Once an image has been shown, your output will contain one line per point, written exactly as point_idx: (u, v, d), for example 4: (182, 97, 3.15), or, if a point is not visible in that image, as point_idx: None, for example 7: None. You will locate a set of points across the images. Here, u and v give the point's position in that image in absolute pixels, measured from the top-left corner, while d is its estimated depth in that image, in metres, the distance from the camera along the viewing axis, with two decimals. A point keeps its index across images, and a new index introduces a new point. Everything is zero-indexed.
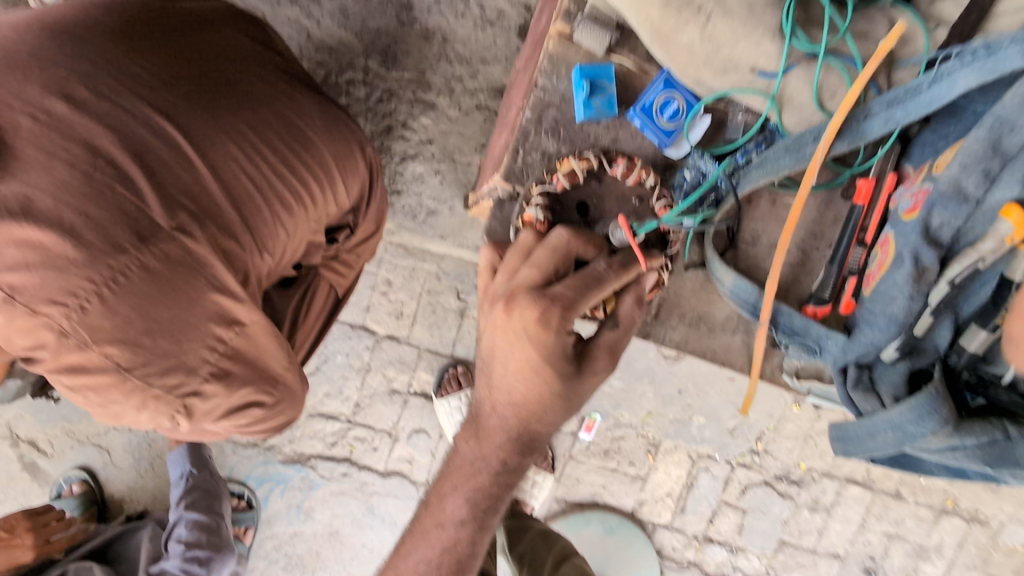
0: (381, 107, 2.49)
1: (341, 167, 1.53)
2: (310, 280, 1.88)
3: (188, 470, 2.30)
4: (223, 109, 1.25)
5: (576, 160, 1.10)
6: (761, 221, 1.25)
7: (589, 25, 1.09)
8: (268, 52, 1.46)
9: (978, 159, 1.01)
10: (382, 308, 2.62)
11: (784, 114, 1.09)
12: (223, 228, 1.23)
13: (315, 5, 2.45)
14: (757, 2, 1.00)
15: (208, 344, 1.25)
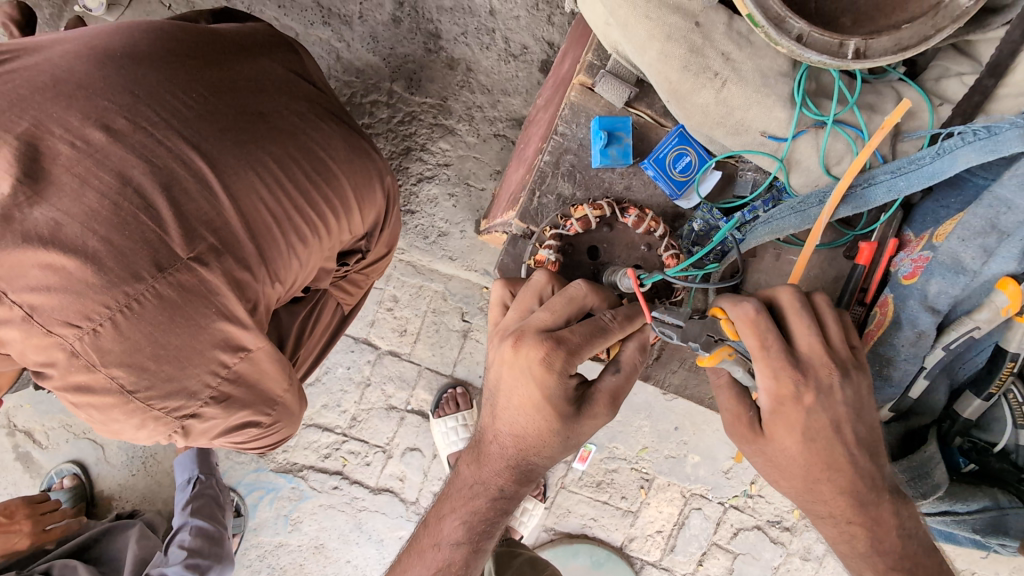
0: (402, 129, 2.56)
1: (356, 199, 1.58)
2: (317, 298, 1.92)
3: (195, 476, 2.30)
4: (250, 141, 1.31)
5: (590, 208, 1.12)
6: (765, 274, 1.29)
7: (612, 80, 1.14)
8: (299, 81, 1.52)
9: (977, 233, 1.08)
10: (386, 323, 2.65)
11: (792, 176, 1.14)
12: (238, 258, 1.28)
13: (347, 28, 2.55)
14: (770, 73, 1.05)
15: (212, 368, 1.28)
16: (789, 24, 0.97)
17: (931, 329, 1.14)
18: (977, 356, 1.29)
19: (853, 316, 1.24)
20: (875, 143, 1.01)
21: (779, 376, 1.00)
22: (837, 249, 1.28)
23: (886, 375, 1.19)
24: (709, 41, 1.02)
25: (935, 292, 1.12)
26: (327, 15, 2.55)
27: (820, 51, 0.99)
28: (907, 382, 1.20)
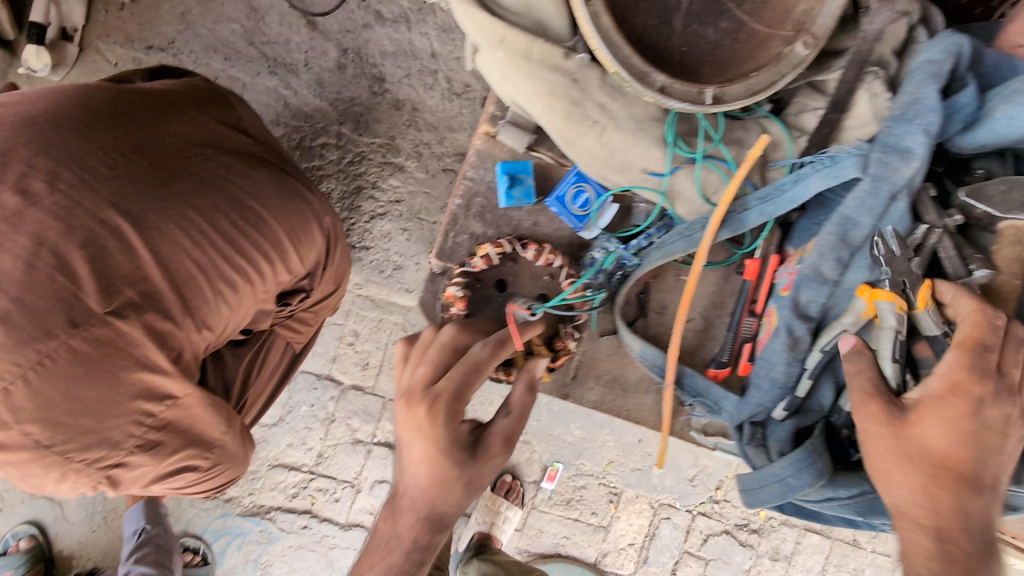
0: (352, 168, 2.66)
1: (293, 241, 1.64)
2: (264, 338, 2.00)
3: (143, 527, 2.30)
4: (173, 197, 1.40)
5: (493, 246, 1.24)
6: (667, 293, 1.42)
7: (511, 128, 1.28)
8: (232, 133, 1.62)
9: (831, 249, 1.18)
10: (348, 358, 2.70)
11: (677, 206, 1.27)
12: (160, 309, 1.36)
13: (293, 76, 2.66)
14: (644, 118, 1.19)
15: (136, 418, 1.38)
16: (653, 77, 1.11)
17: (806, 334, 1.25)
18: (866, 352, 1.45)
19: (748, 327, 1.39)
20: (742, 174, 1.15)
21: (964, 366, 0.99)
22: (729, 266, 1.42)
23: (772, 378, 1.27)
24: (587, 95, 1.16)
25: (807, 301, 1.24)
26: (273, 64, 2.66)
27: (682, 99, 1.13)
28: (791, 382, 1.28)
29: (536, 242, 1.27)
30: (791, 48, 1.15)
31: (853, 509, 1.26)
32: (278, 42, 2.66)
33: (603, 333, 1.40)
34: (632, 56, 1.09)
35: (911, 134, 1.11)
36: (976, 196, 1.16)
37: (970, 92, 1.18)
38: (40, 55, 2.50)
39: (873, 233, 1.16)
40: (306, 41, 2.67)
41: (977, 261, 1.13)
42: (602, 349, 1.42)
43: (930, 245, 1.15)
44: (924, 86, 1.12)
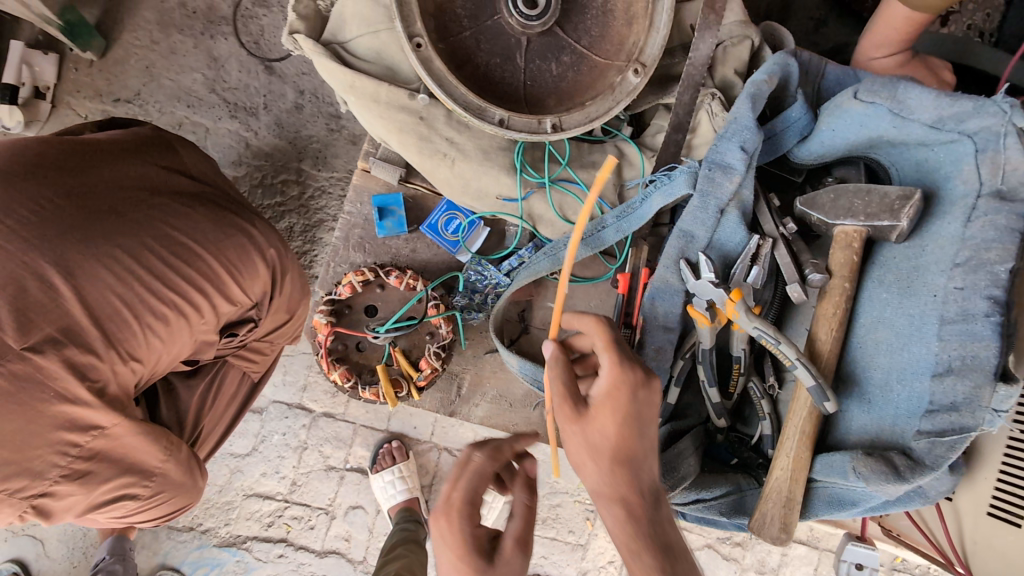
0: (312, 204, 2.67)
1: (231, 272, 1.63)
2: (216, 370, 1.93)
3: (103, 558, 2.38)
4: (98, 237, 1.41)
5: (352, 275, 1.36)
6: (550, 309, 1.48)
7: (382, 163, 1.37)
8: (172, 174, 1.63)
9: (670, 261, 1.24)
10: (319, 386, 2.62)
11: (540, 228, 1.36)
12: (82, 345, 1.38)
13: (252, 117, 2.68)
14: (491, 149, 1.29)
15: (60, 449, 1.38)
16: (490, 112, 1.21)
17: (666, 344, 1.29)
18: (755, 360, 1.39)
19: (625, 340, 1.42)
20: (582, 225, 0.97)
21: (620, 373, 1.06)
22: (607, 282, 1.49)
23: None
24: (433, 130, 1.27)
25: (663, 312, 1.28)
26: (232, 109, 2.68)
27: (520, 129, 1.22)
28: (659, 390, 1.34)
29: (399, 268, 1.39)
30: (624, 76, 1.23)
31: (721, 510, 1.28)
32: (238, 87, 2.68)
33: (488, 350, 1.46)
34: (468, 94, 1.20)
35: (731, 151, 1.17)
36: (809, 205, 1.24)
37: (799, 108, 1.26)
38: (11, 113, 2.51)
39: (710, 244, 1.23)
40: (265, 85, 2.68)
41: (812, 266, 1.19)
42: (487, 365, 1.47)
43: (764, 254, 1.20)
44: (742, 106, 1.18)
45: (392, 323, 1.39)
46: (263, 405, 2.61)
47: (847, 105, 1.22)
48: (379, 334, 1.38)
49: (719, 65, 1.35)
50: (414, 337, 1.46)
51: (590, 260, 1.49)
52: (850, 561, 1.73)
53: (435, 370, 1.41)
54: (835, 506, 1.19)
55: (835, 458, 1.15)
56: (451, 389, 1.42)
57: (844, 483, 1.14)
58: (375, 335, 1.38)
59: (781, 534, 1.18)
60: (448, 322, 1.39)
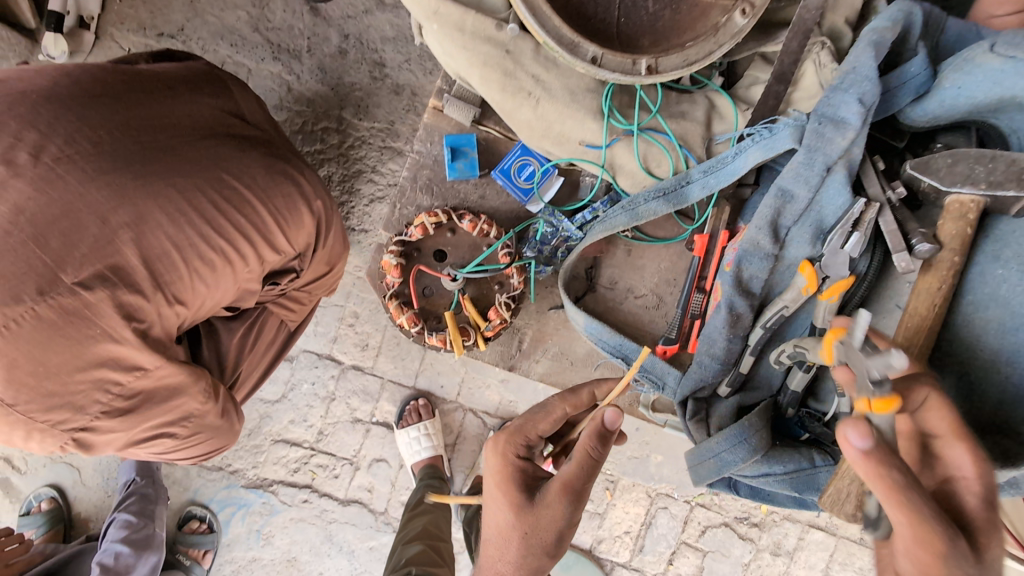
0: (352, 154, 2.54)
1: (278, 220, 1.54)
2: (257, 315, 1.86)
3: (132, 478, 2.42)
4: (152, 173, 1.31)
5: (427, 218, 1.30)
6: (617, 268, 1.43)
7: (456, 101, 1.30)
8: (228, 117, 1.54)
9: (765, 221, 1.17)
10: (348, 339, 2.57)
11: (619, 179, 1.29)
12: (131, 285, 1.29)
13: (296, 61, 2.56)
14: (578, 89, 1.21)
15: (101, 385, 1.33)
16: (583, 48, 1.11)
17: (747, 311, 1.23)
18: None
19: (697, 304, 1.37)
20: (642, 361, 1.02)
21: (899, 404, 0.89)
22: (679, 244, 1.41)
23: (712, 353, 1.27)
24: (519, 66, 1.19)
25: (748, 276, 1.21)
26: (276, 50, 2.56)
27: (614, 69, 1.13)
28: (733, 358, 1.27)
29: (473, 213, 1.32)
30: (729, 17, 1.12)
31: (789, 484, 1.26)
32: (282, 28, 2.55)
33: (552, 307, 1.43)
34: (562, 27, 1.10)
35: (847, 104, 1.10)
36: (922, 169, 1.13)
37: (919, 62, 1.15)
38: (57, 42, 2.44)
39: (810, 206, 1.15)
40: (309, 27, 2.55)
41: (921, 236, 1.10)
42: (551, 321, 1.43)
43: (869, 219, 1.12)
44: (862, 54, 1.10)
45: (471, 269, 1.33)
46: (293, 353, 2.56)
47: (980, 60, 1.10)
48: (456, 280, 1.33)
49: (828, 13, 1.24)
50: (482, 287, 1.41)
51: (662, 219, 1.41)
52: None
53: (504, 322, 1.35)
54: None
55: None
56: (512, 344, 1.41)
57: None
58: (452, 281, 1.33)
59: (853, 509, 1.11)
60: (519, 272, 1.34)
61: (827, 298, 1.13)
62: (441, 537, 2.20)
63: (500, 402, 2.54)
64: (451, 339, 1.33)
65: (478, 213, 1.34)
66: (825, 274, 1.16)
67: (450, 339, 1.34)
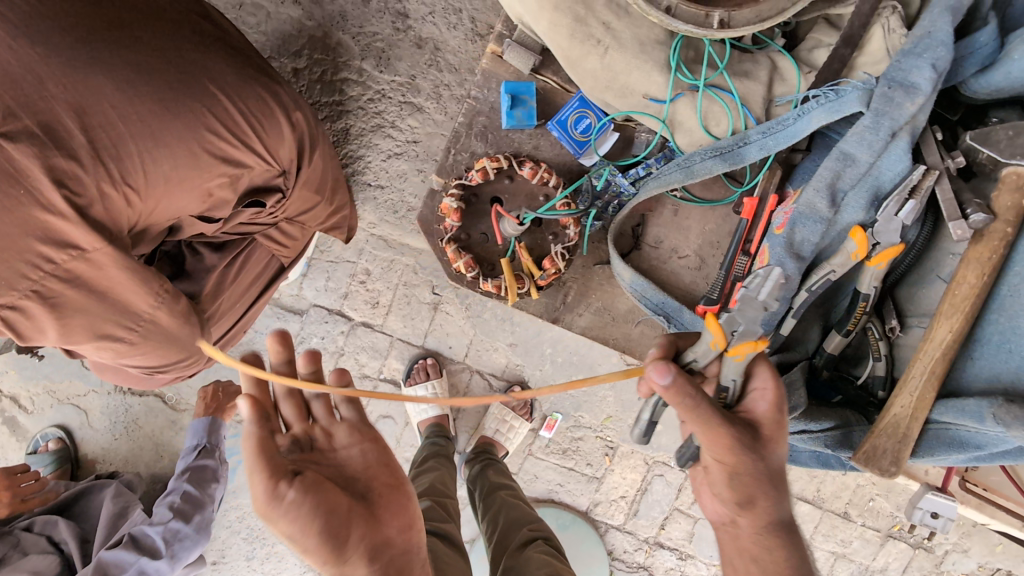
0: (370, 107, 2.40)
1: (251, 125, 1.43)
2: (246, 246, 1.76)
3: (201, 444, 2.37)
4: (99, 43, 1.19)
5: (488, 161, 1.32)
6: (663, 227, 1.44)
7: (517, 48, 1.29)
8: (200, 21, 1.46)
9: (825, 184, 1.18)
10: (359, 295, 2.52)
11: (677, 135, 1.29)
12: (67, 151, 1.14)
13: (316, 5, 2.37)
14: (648, 41, 1.22)
15: (31, 260, 1.16)
16: None
17: (796, 273, 1.23)
18: (842, 299, 1.31)
19: (740, 267, 1.37)
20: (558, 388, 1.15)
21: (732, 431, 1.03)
22: (727, 206, 1.42)
23: None
24: (592, 12, 1.19)
25: (800, 239, 1.22)
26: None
27: (687, 20, 1.11)
28: (776, 321, 1.29)
29: (533, 161, 1.35)
30: None
31: (826, 443, 1.27)
32: None
33: (597, 262, 1.44)
34: None
35: (919, 69, 1.11)
36: (982, 140, 1.15)
37: (989, 31, 1.16)
38: None
39: (870, 171, 1.17)
40: None
41: (975, 206, 1.11)
42: (595, 277, 1.45)
43: (926, 187, 1.13)
44: (939, 20, 1.12)
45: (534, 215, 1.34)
46: (304, 307, 2.53)
47: None
48: (522, 224, 1.35)
49: None
50: (536, 237, 1.45)
51: (712, 181, 1.41)
52: (925, 509, 1.69)
53: (557, 272, 1.39)
54: (953, 448, 1.13)
55: (967, 401, 1.08)
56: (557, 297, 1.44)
57: (976, 427, 1.07)
58: (518, 224, 1.35)
59: (891, 466, 1.13)
60: (575, 223, 1.36)
61: (874, 264, 1.16)
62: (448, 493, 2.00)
63: (506, 364, 2.51)
64: (505, 286, 1.37)
65: (538, 162, 1.37)
66: (876, 241, 1.17)
67: (505, 285, 1.38)
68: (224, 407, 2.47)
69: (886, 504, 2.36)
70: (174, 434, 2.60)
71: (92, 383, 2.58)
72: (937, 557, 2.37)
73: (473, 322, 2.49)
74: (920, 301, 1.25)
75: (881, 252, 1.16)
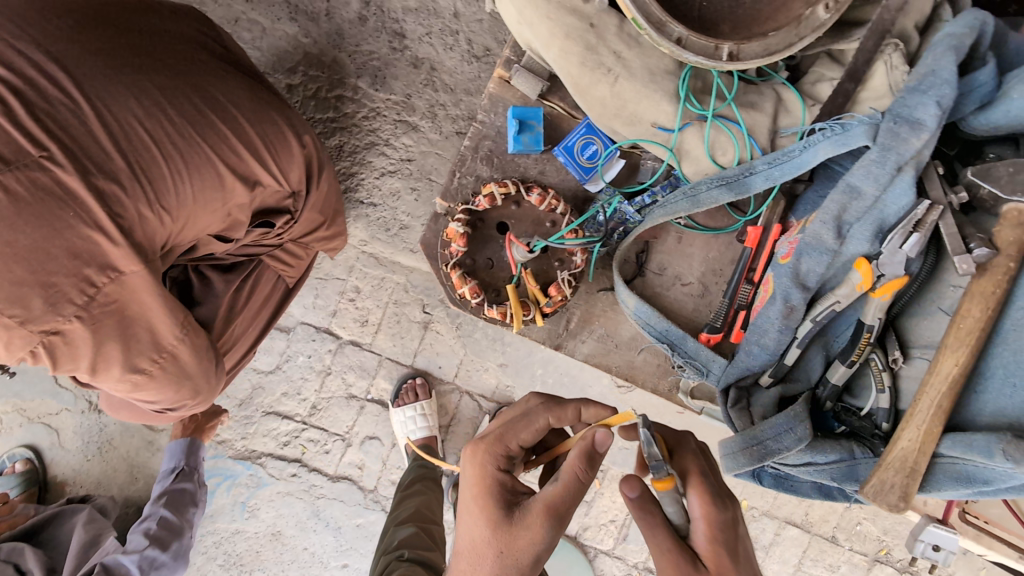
0: (365, 124, 2.38)
1: (269, 148, 1.46)
2: (254, 267, 1.77)
3: (179, 466, 2.27)
4: (132, 68, 1.20)
5: (496, 187, 1.32)
6: (668, 255, 1.44)
7: (525, 73, 1.29)
8: (208, 43, 1.49)
9: (831, 216, 1.19)
10: (348, 313, 2.48)
11: (684, 164, 1.30)
12: (107, 172, 1.14)
13: (313, 23, 2.36)
14: (658, 71, 1.22)
15: (78, 283, 1.13)
16: (670, 28, 1.11)
17: (801, 304, 1.24)
18: (844, 330, 1.31)
19: (744, 295, 1.38)
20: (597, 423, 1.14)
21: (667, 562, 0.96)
22: (731, 234, 1.42)
23: (762, 343, 1.28)
24: (603, 41, 1.19)
25: (806, 271, 1.23)
26: (294, 10, 2.35)
27: (697, 52, 1.12)
28: (781, 350, 1.29)
29: (541, 187, 1.35)
30: (813, 10, 1.12)
31: (830, 473, 1.27)
32: None
33: (601, 288, 1.44)
34: (651, 4, 1.10)
35: (924, 106, 1.13)
36: (982, 176, 1.17)
37: (988, 70, 1.18)
38: None
39: (875, 205, 1.17)
40: None
41: (978, 240, 1.12)
42: (598, 303, 1.45)
43: (930, 221, 1.14)
44: (943, 59, 1.14)
45: (546, 242, 1.33)
46: (291, 325, 2.47)
47: None
48: (531, 251, 1.34)
49: (902, 15, 1.24)
50: (543, 262, 1.43)
51: (717, 209, 1.41)
52: (927, 541, 1.70)
53: (564, 298, 1.38)
54: (955, 483, 1.13)
55: (975, 435, 1.08)
56: (560, 323, 1.42)
57: (984, 462, 1.07)
58: (527, 251, 1.34)
59: (899, 501, 1.12)
60: (584, 251, 1.36)
61: (879, 296, 1.17)
62: (434, 519, 2.09)
63: (497, 385, 2.46)
64: (511, 312, 1.35)
65: (546, 188, 1.36)
66: (881, 273, 1.18)
67: (511, 311, 1.36)
68: (203, 428, 2.34)
69: (872, 528, 2.35)
70: (151, 455, 2.50)
71: (65, 401, 2.47)
72: None
73: (463, 341, 2.46)
74: (919, 333, 1.27)
75: (885, 284, 1.17)
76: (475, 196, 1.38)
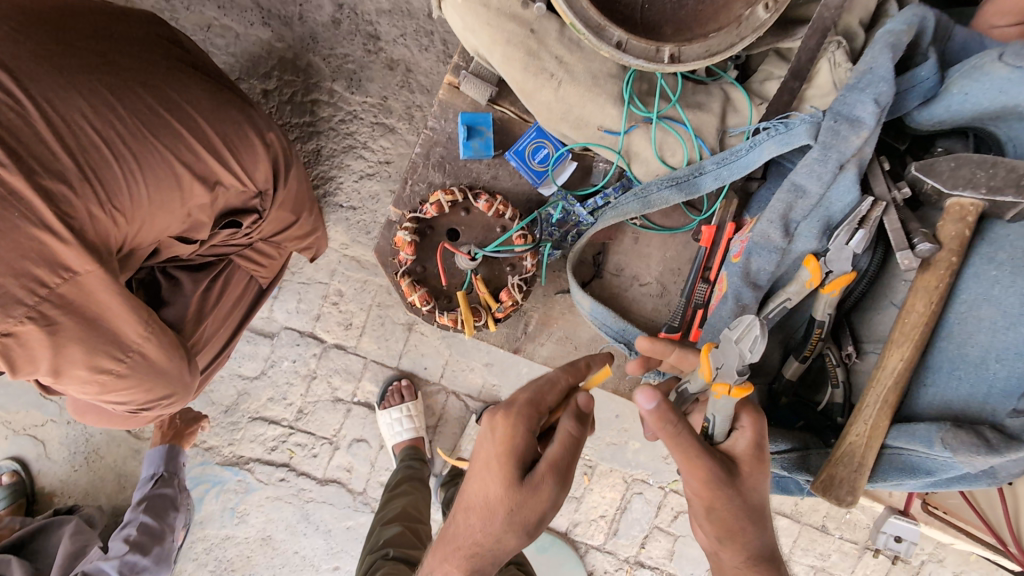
0: (342, 128, 2.38)
1: (228, 145, 1.44)
2: (225, 269, 1.77)
3: (159, 472, 2.29)
4: (79, 68, 1.20)
5: (443, 195, 1.34)
6: (624, 255, 1.45)
7: (473, 79, 1.30)
8: (167, 42, 1.47)
9: (778, 214, 1.20)
10: (332, 316, 2.48)
11: (634, 166, 1.32)
12: (55, 173, 1.15)
13: (286, 27, 2.35)
14: (601, 74, 1.24)
15: (26, 284, 1.13)
16: (609, 32, 1.11)
17: (753, 302, 1.24)
18: (799, 325, 1.33)
19: (700, 294, 1.38)
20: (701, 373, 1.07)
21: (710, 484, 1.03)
22: (686, 234, 1.43)
23: None
24: (545, 46, 1.21)
25: (756, 269, 1.23)
26: (266, 15, 2.35)
27: (638, 55, 1.13)
28: None
29: (489, 194, 1.36)
30: (752, 10, 1.12)
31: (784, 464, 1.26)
32: None
33: (559, 291, 1.47)
34: (589, 9, 1.10)
35: (862, 103, 1.15)
36: (926, 171, 1.14)
37: (930, 66, 1.19)
38: None
39: (820, 202, 1.19)
40: None
41: (922, 235, 1.12)
42: (556, 305, 1.48)
43: (875, 217, 1.14)
44: (880, 55, 1.15)
45: (489, 250, 1.36)
46: (275, 330, 2.47)
47: (989, 68, 1.12)
48: (474, 259, 1.37)
49: (845, 13, 1.26)
50: (494, 268, 1.44)
51: (672, 209, 1.42)
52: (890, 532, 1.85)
53: (514, 304, 1.39)
54: (902, 472, 1.15)
55: (917, 425, 1.11)
56: (518, 326, 1.44)
57: (926, 452, 1.09)
58: (471, 259, 1.37)
59: (848, 495, 1.14)
60: (533, 255, 1.38)
61: (828, 292, 1.17)
62: (420, 518, 2.09)
63: (483, 384, 2.47)
64: (462, 319, 1.37)
65: (493, 194, 1.38)
66: (829, 269, 1.18)
67: (461, 318, 1.38)
68: (183, 434, 2.35)
69: (864, 516, 2.35)
70: (137, 463, 2.51)
71: (50, 412, 2.48)
72: (913, 568, 2.37)
73: (447, 340, 2.47)
74: (873, 328, 1.27)
75: (834, 280, 1.17)
76: (423, 204, 1.39)
